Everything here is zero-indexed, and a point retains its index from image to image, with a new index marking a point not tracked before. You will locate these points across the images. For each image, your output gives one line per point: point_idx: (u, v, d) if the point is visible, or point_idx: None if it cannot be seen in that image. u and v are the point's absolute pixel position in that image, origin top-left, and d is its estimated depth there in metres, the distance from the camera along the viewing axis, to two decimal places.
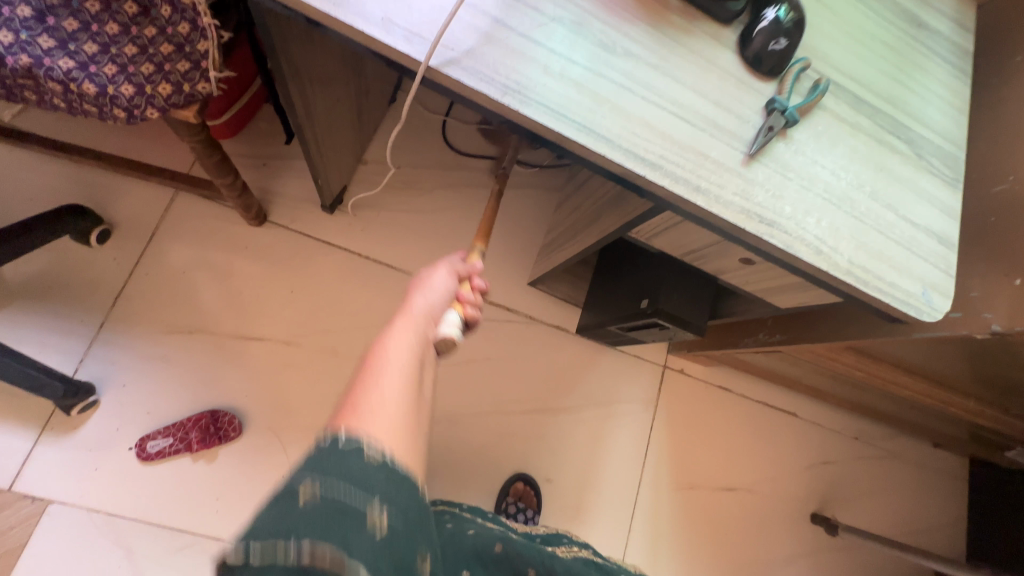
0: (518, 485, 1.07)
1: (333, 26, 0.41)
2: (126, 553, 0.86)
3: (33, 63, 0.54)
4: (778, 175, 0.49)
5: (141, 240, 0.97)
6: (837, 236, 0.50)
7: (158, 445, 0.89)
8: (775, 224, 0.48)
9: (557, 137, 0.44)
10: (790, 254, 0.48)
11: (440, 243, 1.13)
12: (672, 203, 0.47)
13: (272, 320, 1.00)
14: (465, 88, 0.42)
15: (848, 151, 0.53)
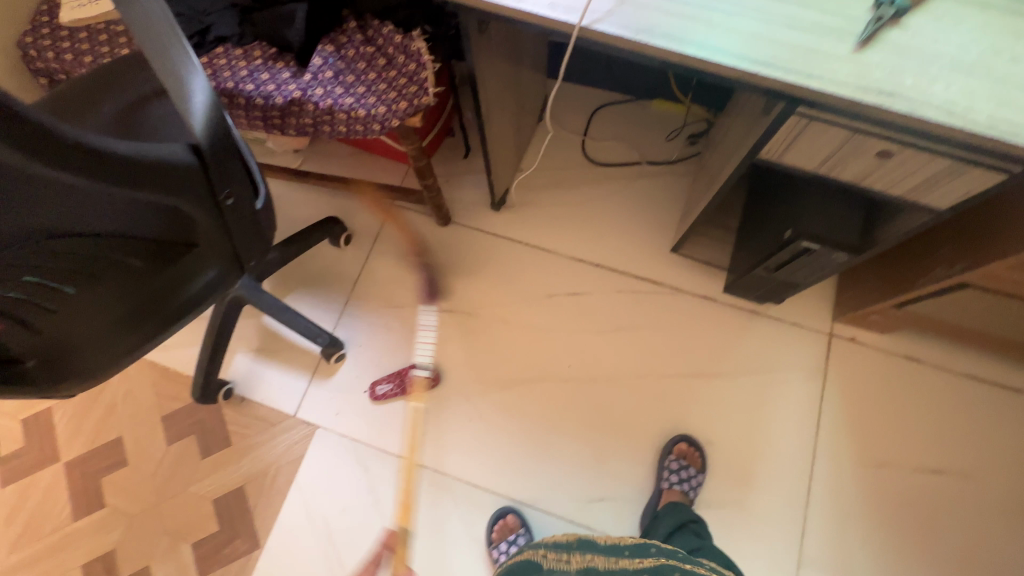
0: (681, 446, 1.10)
1: (517, 15, 0.62)
2: (364, 470, 1.13)
3: (333, 103, 0.88)
4: (896, 56, 0.55)
5: (368, 242, 1.31)
6: (972, 98, 0.53)
7: (386, 390, 1.17)
8: (895, 94, 0.54)
9: (681, 59, 0.58)
10: (916, 118, 0.53)
11: (588, 228, 1.30)
12: (792, 93, 0.56)
13: (457, 296, 1.26)
14: (608, 36, 0.59)
15: (977, 26, 0.56)
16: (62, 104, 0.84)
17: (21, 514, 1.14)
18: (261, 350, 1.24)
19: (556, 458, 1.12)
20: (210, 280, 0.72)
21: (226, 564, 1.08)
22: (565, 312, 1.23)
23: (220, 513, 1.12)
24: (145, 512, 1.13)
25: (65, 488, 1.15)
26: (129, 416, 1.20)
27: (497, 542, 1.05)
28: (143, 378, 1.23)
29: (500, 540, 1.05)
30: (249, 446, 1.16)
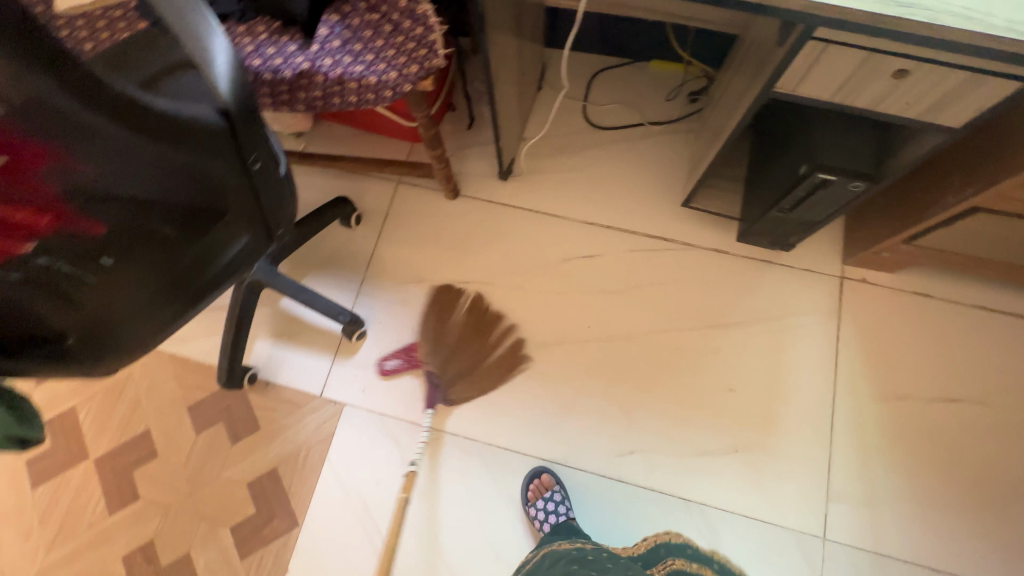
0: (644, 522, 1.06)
1: None
2: (395, 443, 1.15)
3: (343, 72, 0.88)
4: None
5: (378, 220, 1.31)
6: (989, 3, 0.54)
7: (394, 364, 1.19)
8: (915, 5, 0.55)
9: None
10: (936, 26, 0.54)
11: (596, 192, 1.31)
12: (812, 13, 0.57)
13: (472, 267, 1.26)
14: None
15: None
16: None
17: (56, 513, 1.14)
18: (280, 335, 1.24)
19: (583, 417, 1.14)
20: (236, 253, 0.72)
21: (267, 544, 1.10)
22: (581, 275, 1.24)
23: (255, 496, 1.13)
24: (180, 501, 1.13)
25: (97, 484, 1.15)
26: (154, 409, 1.20)
27: (533, 500, 1.07)
28: (164, 370, 1.22)
29: (537, 499, 1.07)
30: (279, 429, 1.17)
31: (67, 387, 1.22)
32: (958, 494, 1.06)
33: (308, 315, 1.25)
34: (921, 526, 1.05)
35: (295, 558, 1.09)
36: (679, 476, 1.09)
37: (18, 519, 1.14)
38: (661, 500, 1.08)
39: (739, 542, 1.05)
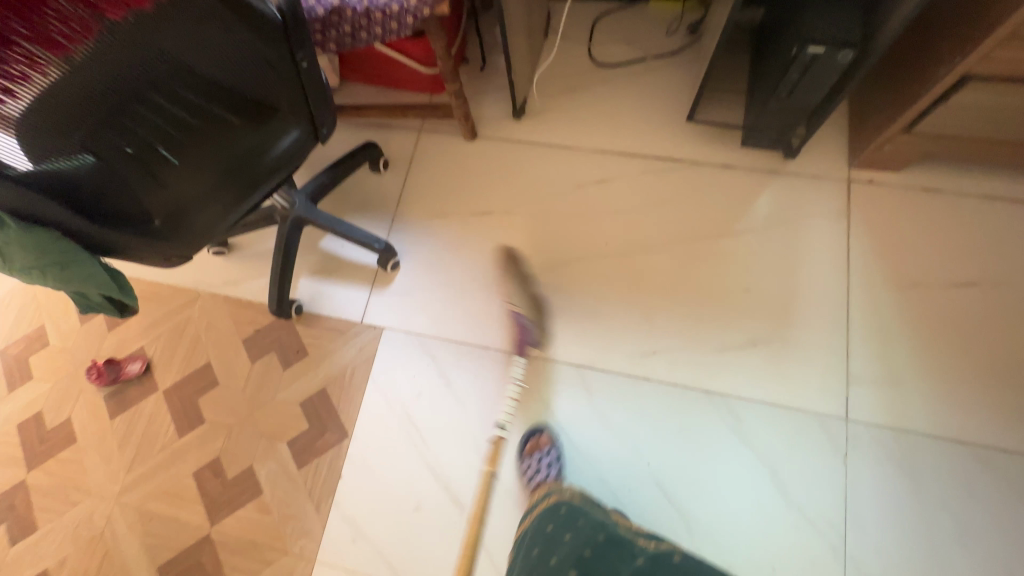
0: None
1: None
2: (432, 357, 1.24)
3: (369, 4, 0.99)
4: None
5: (404, 165, 1.42)
6: None
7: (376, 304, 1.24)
8: None
9: None
10: None
11: (605, 122, 1.38)
12: None
13: (494, 199, 1.35)
14: None
15: None
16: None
17: (133, 437, 1.26)
18: (322, 272, 1.35)
19: (606, 325, 1.21)
20: (288, 145, 0.82)
21: (322, 453, 1.19)
22: (596, 197, 1.32)
23: (308, 412, 1.23)
24: (242, 420, 1.24)
25: (167, 411, 1.27)
26: (214, 343, 1.32)
27: (531, 454, 1.11)
28: (221, 310, 1.34)
29: (533, 453, 1.11)
30: (326, 353, 1.27)
31: (136, 329, 1.36)
32: (978, 370, 1.09)
33: (346, 253, 1.36)
34: (944, 402, 1.08)
35: (347, 464, 1.18)
36: (701, 371, 1.15)
37: (101, 444, 1.27)
38: (686, 393, 1.13)
39: (764, 428, 1.10)
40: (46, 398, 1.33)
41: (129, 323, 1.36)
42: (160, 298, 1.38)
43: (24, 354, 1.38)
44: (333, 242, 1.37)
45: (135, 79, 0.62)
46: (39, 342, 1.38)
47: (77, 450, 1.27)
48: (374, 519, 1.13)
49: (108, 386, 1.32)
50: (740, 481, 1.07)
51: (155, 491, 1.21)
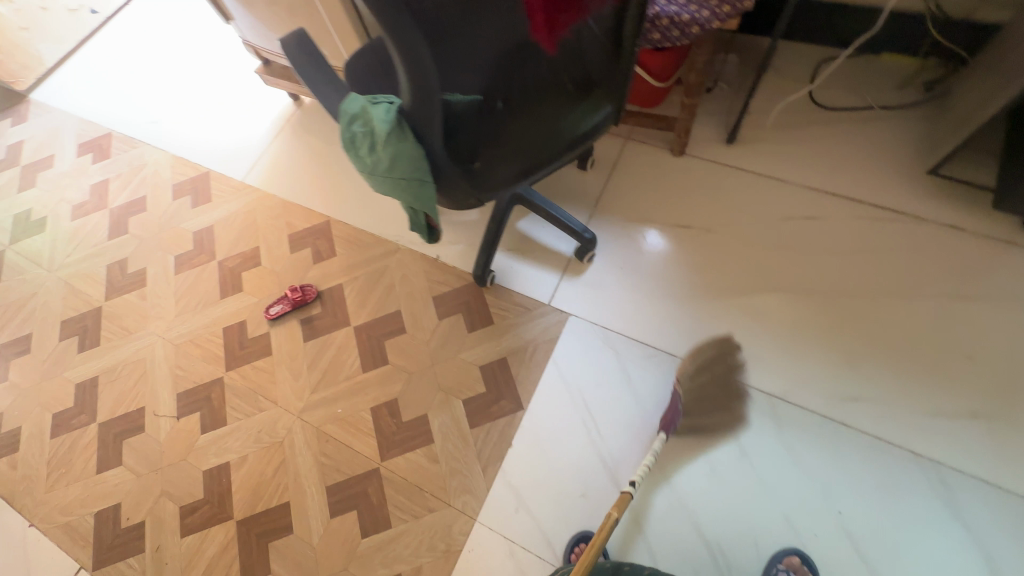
0: (792, 559, 1.02)
1: None
2: (615, 352, 1.26)
3: (660, 11, 1.06)
4: None
5: (607, 167, 1.47)
6: None
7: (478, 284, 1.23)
8: None
9: None
10: None
11: (821, 162, 1.37)
12: None
13: (695, 215, 1.37)
14: None
15: None
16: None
17: (321, 362, 1.37)
18: (514, 250, 1.42)
19: (804, 360, 1.18)
20: (596, 123, 0.84)
21: (494, 419, 1.23)
22: (803, 233, 1.30)
23: (486, 377, 1.28)
24: (422, 370, 1.31)
25: (354, 346, 1.37)
26: (405, 294, 1.41)
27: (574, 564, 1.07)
28: (416, 267, 1.44)
29: (578, 562, 1.06)
30: (510, 326, 1.32)
31: (337, 267, 1.49)
32: None
33: (540, 237, 1.42)
34: None
35: (519, 435, 1.21)
36: (908, 431, 1.09)
37: (292, 362, 1.39)
38: (889, 450, 1.08)
39: (978, 508, 1.01)
40: (251, 310, 1.48)
41: (333, 261, 1.50)
42: (362, 244, 1.51)
43: (238, 269, 1.55)
44: (528, 224, 1.44)
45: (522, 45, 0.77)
46: (252, 261, 1.55)
47: (270, 362, 1.40)
48: (538, 494, 1.15)
49: (305, 312, 1.45)
50: (943, 557, 0.99)
51: (334, 416, 1.31)
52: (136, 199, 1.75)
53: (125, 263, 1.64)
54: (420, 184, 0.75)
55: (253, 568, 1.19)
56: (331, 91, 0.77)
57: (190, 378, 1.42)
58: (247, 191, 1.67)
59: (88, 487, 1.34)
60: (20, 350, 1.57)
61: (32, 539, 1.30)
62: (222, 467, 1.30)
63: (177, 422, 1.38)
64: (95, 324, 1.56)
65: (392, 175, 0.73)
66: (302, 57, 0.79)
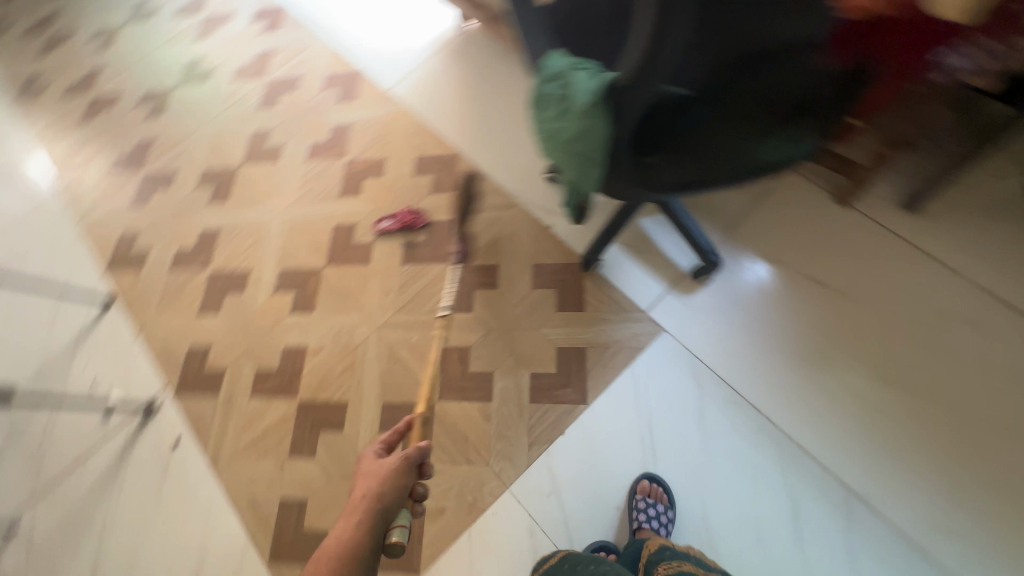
0: None
1: None
2: (698, 385, 1.20)
3: None
4: None
5: (758, 192, 1.36)
6: None
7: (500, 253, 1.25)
8: None
9: None
10: None
11: (1013, 266, 1.18)
12: None
13: (837, 275, 1.25)
14: None
15: None
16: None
17: (411, 288, 1.41)
18: (630, 245, 1.36)
19: (903, 471, 1.06)
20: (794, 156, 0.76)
21: (555, 403, 1.23)
22: (956, 337, 1.15)
23: (560, 360, 1.27)
24: (501, 331, 1.32)
25: (446, 284, 1.40)
26: (508, 252, 1.41)
27: None
28: (527, 229, 1.43)
29: None
30: (600, 320, 1.29)
31: (452, 204, 1.50)
32: None
33: (661, 241, 1.35)
34: None
35: (573, 428, 1.20)
36: None
37: (385, 278, 1.44)
38: None
39: None
40: (363, 217, 1.54)
41: (450, 196, 1.51)
42: (482, 189, 1.50)
43: (362, 174, 1.60)
44: (652, 223, 1.37)
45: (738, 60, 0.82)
46: (377, 171, 1.60)
47: (366, 271, 1.46)
48: (574, 489, 1.15)
49: (410, 236, 1.48)
50: None
51: (408, 342, 1.35)
52: (292, 77, 1.83)
53: (267, 135, 1.74)
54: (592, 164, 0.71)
55: (301, 447, 1.29)
56: (538, 39, 0.73)
57: (294, 260, 1.52)
58: (390, 102, 1.70)
59: (187, 322, 1.50)
60: (164, 184, 1.74)
61: (135, 349, 1.48)
62: (299, 350, 1.40)
63: (273, 295, 1.49)
64: (229, 181, 1.69)
65: (570, 146, 0.69)
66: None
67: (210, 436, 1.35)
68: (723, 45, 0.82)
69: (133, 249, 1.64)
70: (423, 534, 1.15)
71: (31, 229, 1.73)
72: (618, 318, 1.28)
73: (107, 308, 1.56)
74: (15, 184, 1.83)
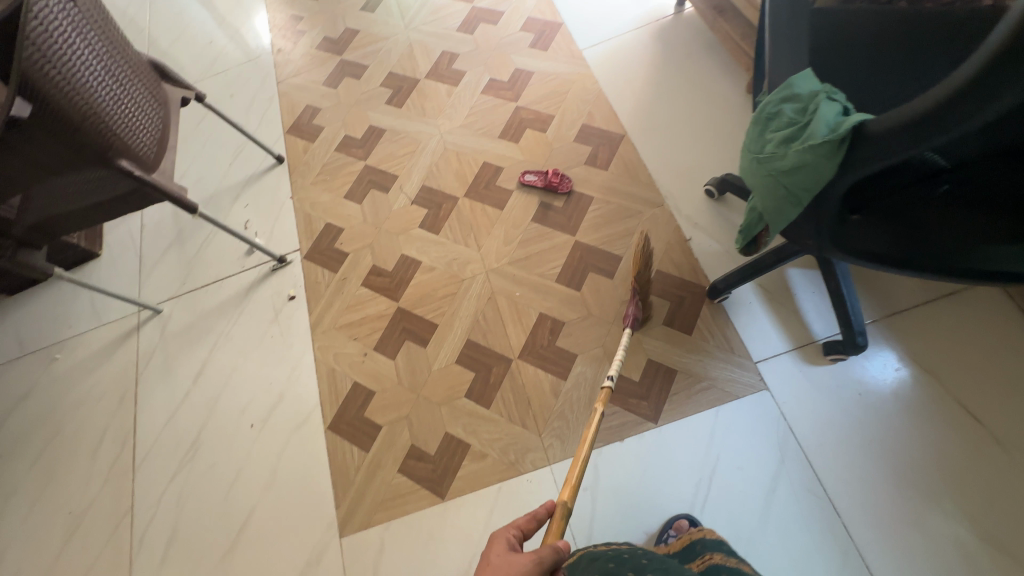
0: None
1: None
2: (780, 457, 1.11)
3: None
4: None
5: (937, 291, 1.21)
6: None
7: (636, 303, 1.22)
8: None
9: None
10: None
11: None
12: None
13: (994, 414, 1.08)
14: None
15: None
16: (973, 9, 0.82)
17: (531, 246, 1.43)
18: (766, 291, 1.28)
19: None
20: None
21: (626, 409, 1.21)
22: None
23: (647, 372, 1.24)
24: (600, 320, 1.31)
25: (565, 255, 1.40)
26: (636, 249, 1.37)
27: None
28: (664, 234, 1.37)
29: None
30: (703, 351, 1.23)
31: (601, 182, 1.47)
32: None
33: (801, 301, 1.25)
34: None
35: (634, 440, 1.18)
36: None
37: (511, 228, 1.47)
38: None
39: None
40: (512, 164, 1.57)
41: (601, 174, 1.48)
42: (635, 178, 1.46)
43: (527, 123, 1.62)
44: (799, 275, 1.28)
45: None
46: (541, 125, 1.61)
47: (497, 215, 1.50)
48: (612, 496, 1.14)
49: (549, 198, 1.49)
50: None
51: (510, 295, 1.39)
52: (496, 10, 1.87)
53: (455, 58, 1.81)
54: (792, 202, 0.67)
55: (386, 346, 1.40)
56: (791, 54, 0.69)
57: (438, 181, 1.60)
58: (578, 62, 1.68)
59: (333, 201, 1.66)
60: (355, 73, 1.89)
61: (286, 207, 1.68)
62: (414, 262, 1.50)
63: (409, 205, 1.59)
64: (408, 90, 1.80)
65: (780, 176, 0.66)
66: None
67: (318, 304, 1.50)
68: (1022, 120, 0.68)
69: (312, 121, 1.83)
70: (459, 468, 1.21)
71: (242, 76, 1.98)
72: (722, 357, 1.22)
73: (276, 164, 1.76)
74: (243, 35, 2.10)
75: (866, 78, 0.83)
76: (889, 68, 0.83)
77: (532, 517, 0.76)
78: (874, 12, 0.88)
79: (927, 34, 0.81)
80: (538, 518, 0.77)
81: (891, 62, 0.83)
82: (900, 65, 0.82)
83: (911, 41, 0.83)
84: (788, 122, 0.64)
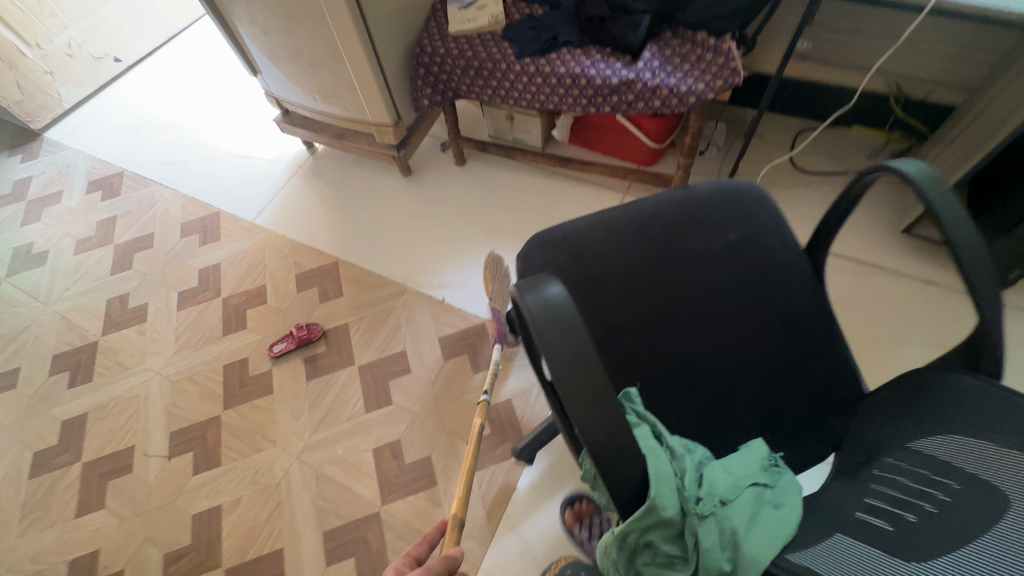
0: None
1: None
2: None
3: (661, 82, 1.19)
4: None
5: None
6: None
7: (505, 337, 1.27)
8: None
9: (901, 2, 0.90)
10: None
11: (805, 222, 1.48)
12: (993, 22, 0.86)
13: None
14: None
15: None
16: (693, 207, 0.92)
17: (323, 402, 1.36)
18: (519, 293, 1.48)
19: None
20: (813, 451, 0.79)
21: (500, 461, 1.23)
22: None
23: (492, 419, 1.30)
24: (426, 411, 1.31)
25: (358, 385, 1.37)
26: (411, 336, 1.43)
27: None
28: (424, 308, 1.48)
29: None
30: (515, 368, 1.36)
31: (344, 307, 1.51)
32: None
33: None
34: None
35: (524, 480, 1.20)
36: None
37: (293, 400, 1.37)
38: None
39: None
40: (253, 348, 1.47)
41: (340, 301, 1.52)
42: (370, 285, 1.54)
43: (243, 306, 1.56)
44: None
45: (773, 371, 0.82)
46: (258, 299, 1.56)
47: (271, 401, 1.38)
48: (543, 541, 1.12)
49: (310, 351, 1.45)
50: None
51: (333, 457, 1.28)
52: (144, 235, 1.77)
53: (126, 298, 1.63)
54: None
55: None
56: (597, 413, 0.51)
57: (184, 416, 1.39)
58: (256, 231, 1.71)
59: (63, 533, 1.27)
60: (6, 385, 1.52)
61: None
62: (213, 511, 1.25)
63: (169, 462, 1.33)
64: (89, 358, 1.53)
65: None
66: (548, 321, 0.53)
67: None
68: (766, 360, 0.83)
69: None
70: None
71: None
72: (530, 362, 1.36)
73: None
74: None
75: (629, 284, 0.87)
76: (654, 320, 0.85)
77: (424, 540, 0.78)
78: (614, 241, 0.91)
79: (654, 267, 0.88)
80: (431, 539, 0.79)
81: (638, 270, 0.88)
82: (659, 314, 0.86)
83: (654, 270, 0.88)
84: (665, 547, 0.58)
